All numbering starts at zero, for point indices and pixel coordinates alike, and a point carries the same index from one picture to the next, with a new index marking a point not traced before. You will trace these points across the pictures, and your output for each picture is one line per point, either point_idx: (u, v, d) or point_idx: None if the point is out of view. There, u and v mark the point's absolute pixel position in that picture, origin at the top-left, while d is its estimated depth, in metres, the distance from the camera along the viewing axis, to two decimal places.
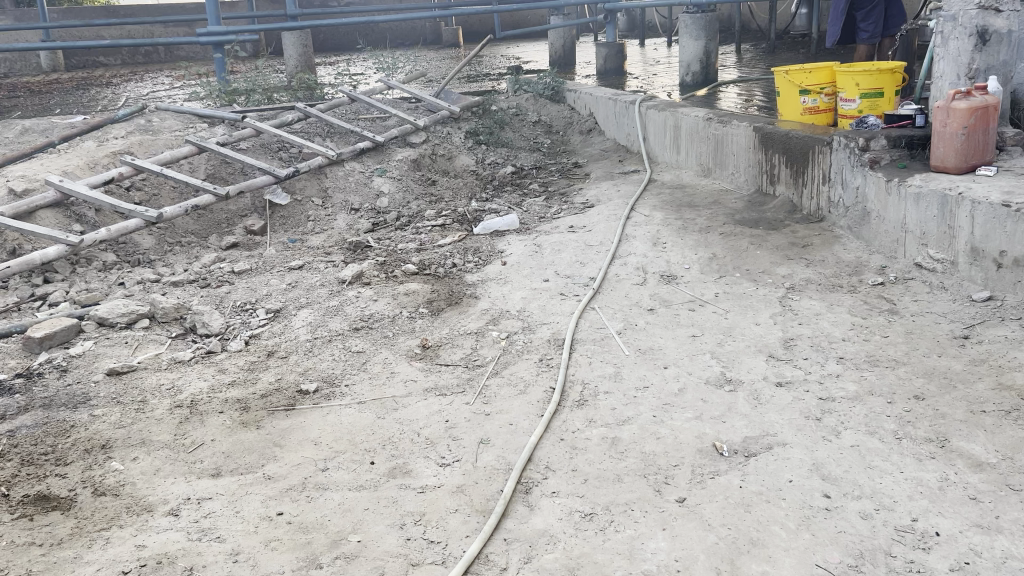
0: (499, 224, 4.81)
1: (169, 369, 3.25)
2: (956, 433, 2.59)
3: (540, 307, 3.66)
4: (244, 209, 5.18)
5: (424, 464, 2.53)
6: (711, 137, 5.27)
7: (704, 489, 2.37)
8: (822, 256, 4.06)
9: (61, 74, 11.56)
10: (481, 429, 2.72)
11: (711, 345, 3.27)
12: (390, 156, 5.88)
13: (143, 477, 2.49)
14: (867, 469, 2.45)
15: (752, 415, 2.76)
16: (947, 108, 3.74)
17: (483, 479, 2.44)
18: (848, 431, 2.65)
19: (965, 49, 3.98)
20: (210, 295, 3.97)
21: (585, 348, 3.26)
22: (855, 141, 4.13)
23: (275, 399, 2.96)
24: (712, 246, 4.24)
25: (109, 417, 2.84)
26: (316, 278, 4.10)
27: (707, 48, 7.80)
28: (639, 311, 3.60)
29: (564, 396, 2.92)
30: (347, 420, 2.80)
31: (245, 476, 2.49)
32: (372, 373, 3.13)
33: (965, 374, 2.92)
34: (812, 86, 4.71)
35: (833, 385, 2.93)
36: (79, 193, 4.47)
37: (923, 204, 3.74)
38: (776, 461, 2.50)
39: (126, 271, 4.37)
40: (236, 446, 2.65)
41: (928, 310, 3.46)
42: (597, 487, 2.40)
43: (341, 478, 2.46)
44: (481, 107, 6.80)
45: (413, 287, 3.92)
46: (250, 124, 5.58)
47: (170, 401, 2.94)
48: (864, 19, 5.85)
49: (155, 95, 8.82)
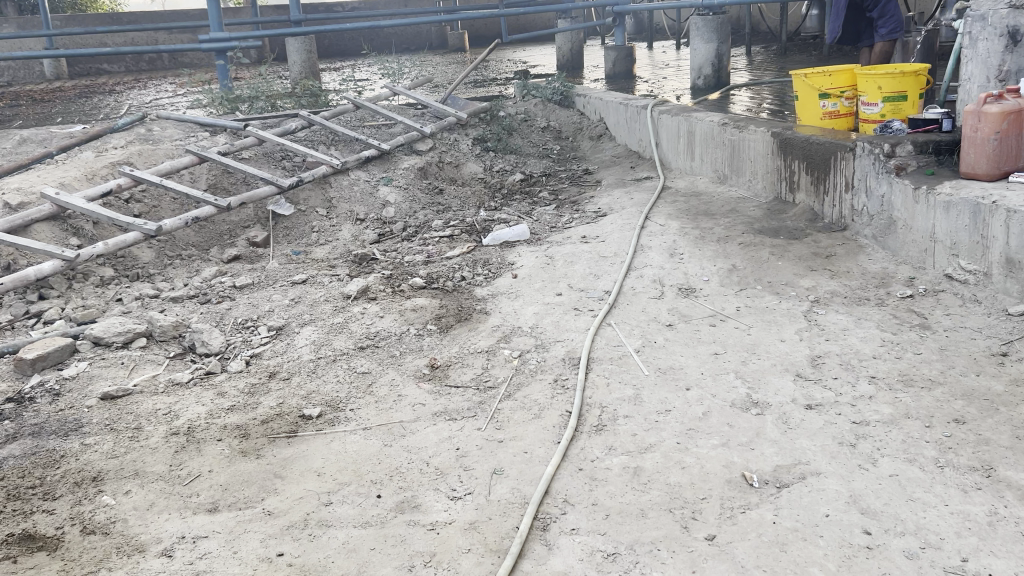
0: (509, 234, 4.65)
1: (167, 392, 3.10)
2: (1001, 461, 2.42)
3: (553, 323, 3.50)
4: (247, 220, 5.02)
5: (434, 498, 2.38)
6: (726, 143, 5.11)
7: (735, 526, 2.21)
8: (847, 267, 3.89)
9: (64, 82, 11.45)
10: (494, 457, 2.56)
11: (734, 363, 3.11)
12: (396, 164, 5.73)
13: (136, 514, 2.34)
14: (909, 502, 2.28)
15: (782, 441, 2.59)
16: (979, 112, 3.57)
17: (497, 515, 2.29)
18: (885, 458, 2.48)
19: (995, 50, 3.82)
20: (210, 312, 3.82)
21: (602, 368, 3.10)
22: (880, 147, 3.96)
23: (277, 425, 2.80)
24: (731, 257, 4.08)
25: (101, 446, 2.69)
26: (319, 293, 3.95)
27: (719, 50, 7.64)
28: (657, 327, 3.43)
29: (581, 420, 2.76)
30: (352, 448, 2.64)
31: (244, 512, 2.33)
32: (378, 397, 2.97)
33: (1007, 397, 2.75)
34: (831, 90, 4.55)
35: (866, 408, 2.77)
36: (75, 206, 4.33)
37: (953, 213, 3.57)
38: (811, 493, 2.33)
39: (124, 285, 4.22)
40: (234, 477, 2.50)
41: (961, 325, 3.29)
42: (620, 523, 2.23)
43: (346, 514, 2.31)
44: (488, 112, 6.67)
45: (420, 302, 3.76)
46: (252, 132, 5.42)
47: (166, 429, 2.79)
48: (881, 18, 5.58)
49: (159, 102, 8.73)
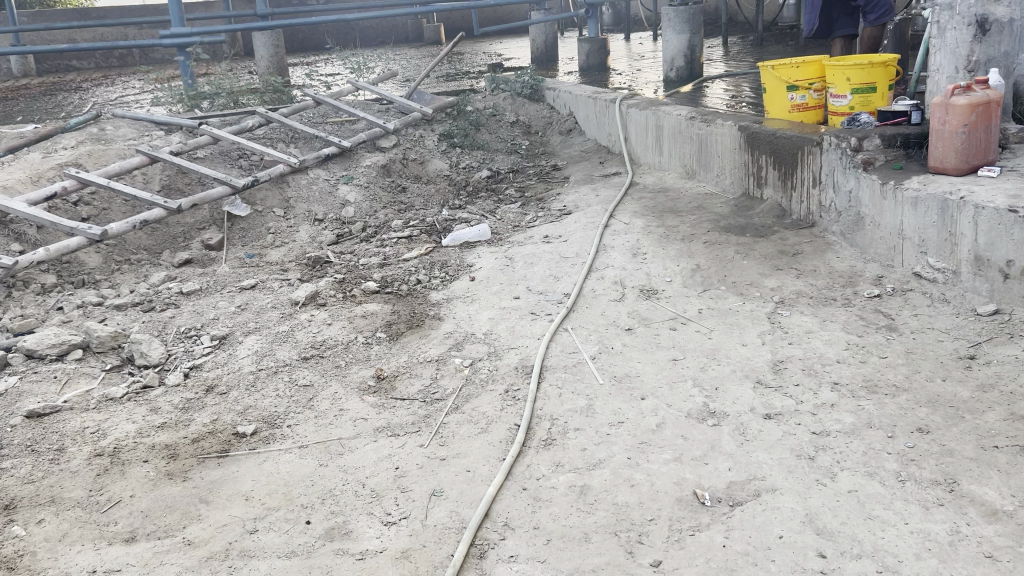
0: (469, 234, 4.51)
1: (98, 409, 2.94)
2: (965, 474, 2.30)
3: (508, 329, 3.36)
4: (201, 221, 4.83)
5: (367, 524, 2.24)
6: (694, 137, 4.98)
7: (683, 550, 2.09)
8: (814, 265, 3.77)
9: (31, 79, 11.16)
10: (434, 477, 2.42)
11: (693, 370, 2.99)
12: (358, 162, 5.58)
13: (46, 546, 2.19)
14: (867, 521, 2.16)
15: (737, 455, 2.47)
16: (946, 104, 3.44)
17: (432, 541, 2.15)
18: (845, 472, 2.36)
19: (963, 40, 3.70)
20: (153, 320, 3.65)
21: (555, 377, 2.96)
22: (847, 141, 3.84)
23: (208, 443, 2.66)
24: (695, 256, 3.95)
25: (19, 471, 2.54)
26: (267, 299, 3.80)
27: (692, 41, 7.53)
28: (616, 332, 3.30)
29: (529, 434, 2.63)
30: (285, 468, 2.50)
31: (162, 542, 2.19)
32: (318, 412, 2.83)
33: (974, 403, 2.63)
34: (800, 82, 4.42)
35: (827, 417, 2.64)
36: (15, 210, 4.14)
37: (921, 209, 3.45)
38: (765, 513, 2.21)
39: (67, 293, 4.02)
40: (156, 503, 2.35)
41: (929, 326, 3.17)
42: (561, 549, 2.11)
43: (271, 542, 2.17)
44: (455, 107, 6.50)
45: (371, 308, 3.62)
46: (206, 131, 5.24)
47: (90, 450, 2.63)
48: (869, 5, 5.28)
49: (123, 100, 8.54)
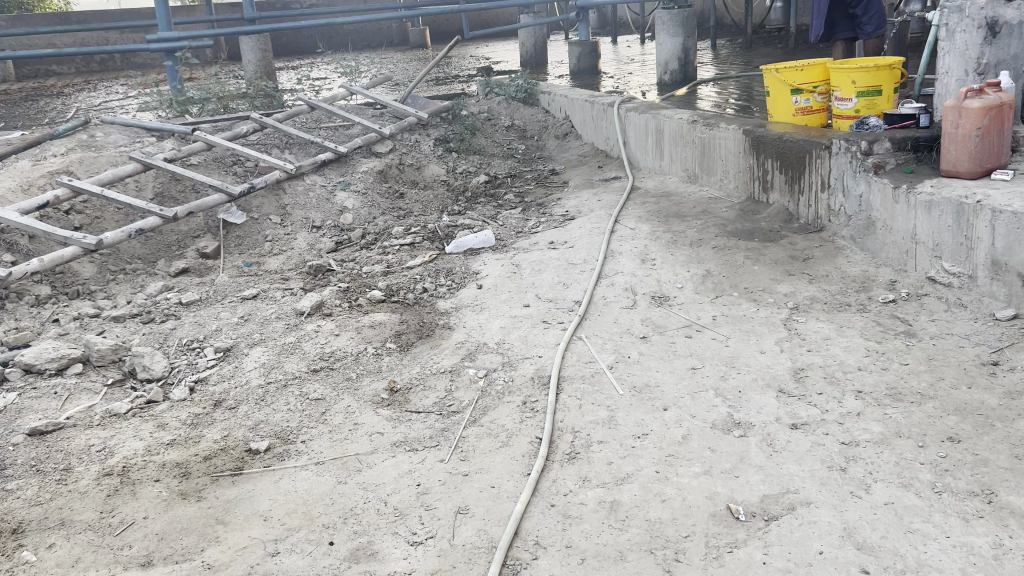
0: (473, 240, 4.43)
1: (102, 425, 2.85)
2: (1002, 485, 2.26)
3: (520, 338, 3.30)
4: (196, 229, 4.73)
5: (392, 544, 2.16)
6: (696, 141, 4.94)
7: (722, 568, 2.03)
8: (826, 270, 3.73)
9: (11, 85, 10.95)
10: (458, 494, 2.35)
11: (713, 379, 2.93)
12: (354, 167, 5.50)
13: (58, 572, 2.10)
14: (908, 534, 2.11)
15: (767, 467, 2.41)
16: (960, 107, 3.40)
17: (462, 562, 2.08)
18: (878, 484, 2.31)
19: (973, 42, 3.68)
20: (153, 332, 3.55)
21: (574, 388, 2.90)
22: (857, 145, 3.80)
23: (220, 462, 2.57)
24: (705, 261, 3.90)
25: (24, 493, 2.44)
26: (271, 309, 3.71)
27: (685, 44, 7.54)
28: (631, 340, 3.25)
29: (552, 448, 2.56)
30: (302, 486, 2.42)
31: (180, 566, 2.10)
32: (332, 426, 2.75)
33: (1003, 411, 2.59)
34: (804, 85, 4.38)
35: (854, 427, 2.59)
36: (7, 219, 4.02)
37: (935, 213, 3.41)
38: (802, 527, 2.15)
39: (62, 304, 3.91)
40: (171, 525, 2.27)
41: (948, 332, 3.13)
42: (597, 569, 2.04)
43: (295, 565, 2.09)
44: (450, 112, 6.44)
45: (379, 318, 3.54)
46: (200, 136, 5.14)
47: (98, 469, 2.54)
48: (864, 14, 5.31)
49: (109, 105, 8.39)
